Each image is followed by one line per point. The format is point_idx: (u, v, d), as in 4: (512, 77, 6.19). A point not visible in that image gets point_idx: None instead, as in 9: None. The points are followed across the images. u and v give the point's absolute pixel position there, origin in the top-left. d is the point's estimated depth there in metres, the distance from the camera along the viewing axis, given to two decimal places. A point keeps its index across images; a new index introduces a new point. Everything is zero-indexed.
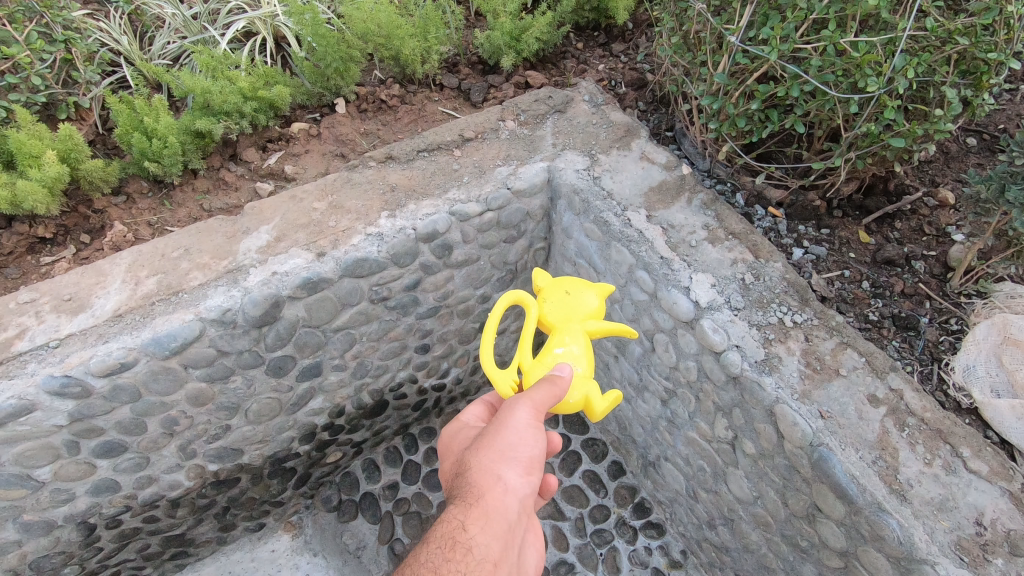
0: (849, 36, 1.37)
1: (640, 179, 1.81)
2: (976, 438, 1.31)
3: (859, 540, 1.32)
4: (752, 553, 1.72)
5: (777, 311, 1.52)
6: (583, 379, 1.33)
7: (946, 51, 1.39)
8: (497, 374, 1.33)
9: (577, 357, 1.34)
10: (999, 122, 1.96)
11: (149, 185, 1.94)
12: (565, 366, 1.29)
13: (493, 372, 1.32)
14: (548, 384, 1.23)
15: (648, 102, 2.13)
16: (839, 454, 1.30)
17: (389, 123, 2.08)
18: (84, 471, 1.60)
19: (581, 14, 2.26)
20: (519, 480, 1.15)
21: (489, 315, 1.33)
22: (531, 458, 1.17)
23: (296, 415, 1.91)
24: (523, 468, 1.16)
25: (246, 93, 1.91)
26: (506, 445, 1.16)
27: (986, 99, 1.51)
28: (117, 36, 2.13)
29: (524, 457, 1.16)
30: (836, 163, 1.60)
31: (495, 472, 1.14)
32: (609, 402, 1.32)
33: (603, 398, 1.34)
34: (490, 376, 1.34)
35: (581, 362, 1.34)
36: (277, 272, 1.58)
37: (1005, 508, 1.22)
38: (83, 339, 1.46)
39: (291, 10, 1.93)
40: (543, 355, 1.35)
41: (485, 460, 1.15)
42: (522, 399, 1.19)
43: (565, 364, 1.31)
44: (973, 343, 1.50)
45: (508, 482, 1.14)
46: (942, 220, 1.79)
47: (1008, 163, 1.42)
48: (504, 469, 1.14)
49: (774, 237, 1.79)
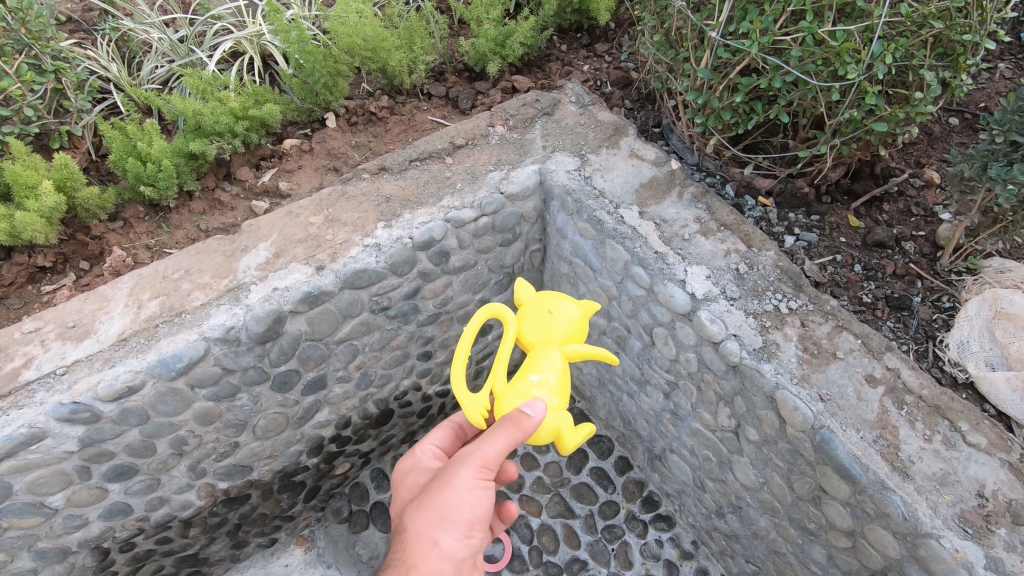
0: (826, 26, 1.40)
1: (630, 176, 1.84)
2: (973, 412, 1.34)
3: (865, 519, 1.34)
4: (761, 539, 1.74)
5: (772, 298, 1.54)
6: (556, 411, 1.32)
7: (922, 35, 1.42)
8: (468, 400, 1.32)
9: (545, 386, 1.32)
10: (979, 101, 1.99)
11: (145, 210, 1.96)
12: (537, 403, 1.26)
13: (464, 399, 1.32)
14: (513, 421, 1.23)
15: (634, 99, 2.16)
16: (840, 435, 1.32)
17: (380, 134, 2.11)
18: (96, 496, 1.61)
19: (563, 17, 2.30)
20: (456, 544, 1.26)
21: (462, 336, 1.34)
22: (468, 520, 1.27)
23: (303, 429, 1.93)
24: (460, 531, 1.26)
25: (237, 113, 1.93)
26: (440, 504, 1.26)
27: (964, 79, 1.55)
28: (106, 64, 2.15)
29: (460, 520, 1.26)
30: (822, 150, 1.62)
31: (433, 531, 1.25)
32: (580, 437, 1.36)
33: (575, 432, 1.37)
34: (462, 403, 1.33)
35: (555, 392, 1.32)
36: (277, 287, 1.60)
37: (1005, 478, 1.25)
38: (89, 365, 1.47)
39: (278, 28, 1.96)
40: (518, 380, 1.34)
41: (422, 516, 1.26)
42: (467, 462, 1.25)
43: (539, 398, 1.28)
44: (966, 319, 1.53)
45: (444, 546, 1.25)
46: (929, 200, 1.82)
47: (989, 142, 1.46)
48: (442, 529, 1.25)
49: (765, 226, 1.81)
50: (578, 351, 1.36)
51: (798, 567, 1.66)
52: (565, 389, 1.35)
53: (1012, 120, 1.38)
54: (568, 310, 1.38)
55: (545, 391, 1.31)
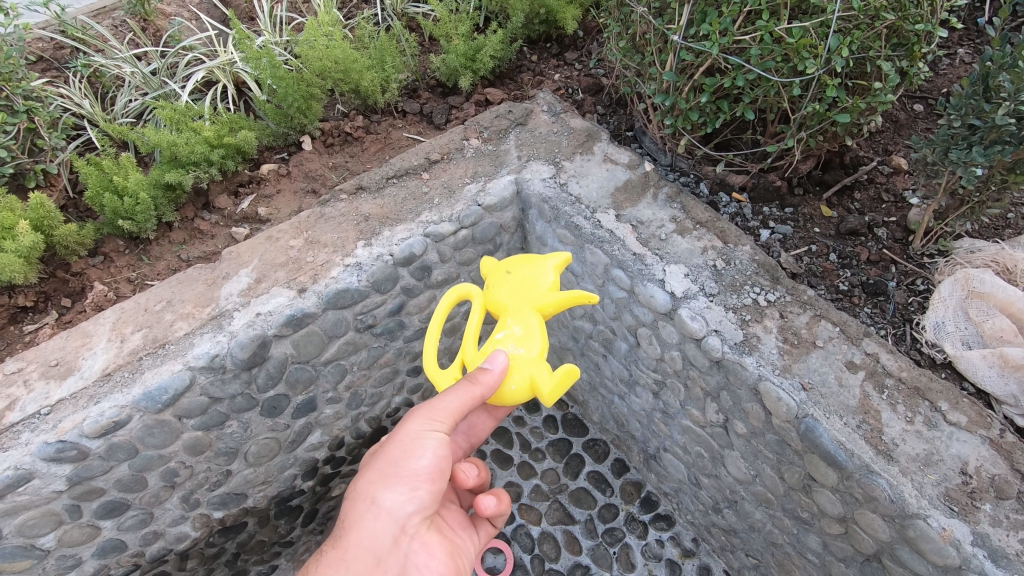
0: (783, 23, 1.43)
1: (605, 181, 1.86)
2: (952, 391, 1.36)
3: (855, 504, 1.36)
4: (759, 531, 1.75)
5: (751, 292, 1.57)
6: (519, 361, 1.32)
7: (876, 27, 1.45)
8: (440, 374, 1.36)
9: (517, 340, 1.33)
10: (941, 86, 2.04)
11: (125, 243, 1.96)
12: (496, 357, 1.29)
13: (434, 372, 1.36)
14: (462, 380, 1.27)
15: (606, 105, 2.19)
16: (824, 423, 1.34)
17: (356, 154, 2.13)
18: (89, 534, 1.60)
19: (532, 28, 2.33)
20: (400, 500, 1.28)
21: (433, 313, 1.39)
22: (414, 473, 1.29)
23: (296, 452, 1.93)
24: (404, 485, 1.28)
25: (213, 142, 1.94)
26: (389, 462, 1.29)
27: (920, 67, 1.59)
28: (78, 100, 2.16)
29: (406, 473, 1.29)
30: (789, 144, 1.65)
31: (375, 490, 1.28)
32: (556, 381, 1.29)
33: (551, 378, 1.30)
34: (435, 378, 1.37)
35: (521, 342, 1.33)
36: (260, 312, 1.60)
37: (987, 455, 1.27)
38: (74, 403, 1.47)
39: (248, 55, 1.98)
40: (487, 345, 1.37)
41: (371, 477, 1.29)
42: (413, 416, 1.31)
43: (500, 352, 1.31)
44: (940, 301, 1.55)
45: (382, 503, 1.27)
46: (899, 186, 1.86)
47: (948, 127, 1.49)
48: (384, 488, 1.27)
49: (740, 222, 1.84)
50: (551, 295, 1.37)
51: (796, 557, 1.67)
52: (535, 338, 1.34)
53: (967, 104, 1.41)
54: (545, 272, 1.41)
55: (511, 344, 1.33)
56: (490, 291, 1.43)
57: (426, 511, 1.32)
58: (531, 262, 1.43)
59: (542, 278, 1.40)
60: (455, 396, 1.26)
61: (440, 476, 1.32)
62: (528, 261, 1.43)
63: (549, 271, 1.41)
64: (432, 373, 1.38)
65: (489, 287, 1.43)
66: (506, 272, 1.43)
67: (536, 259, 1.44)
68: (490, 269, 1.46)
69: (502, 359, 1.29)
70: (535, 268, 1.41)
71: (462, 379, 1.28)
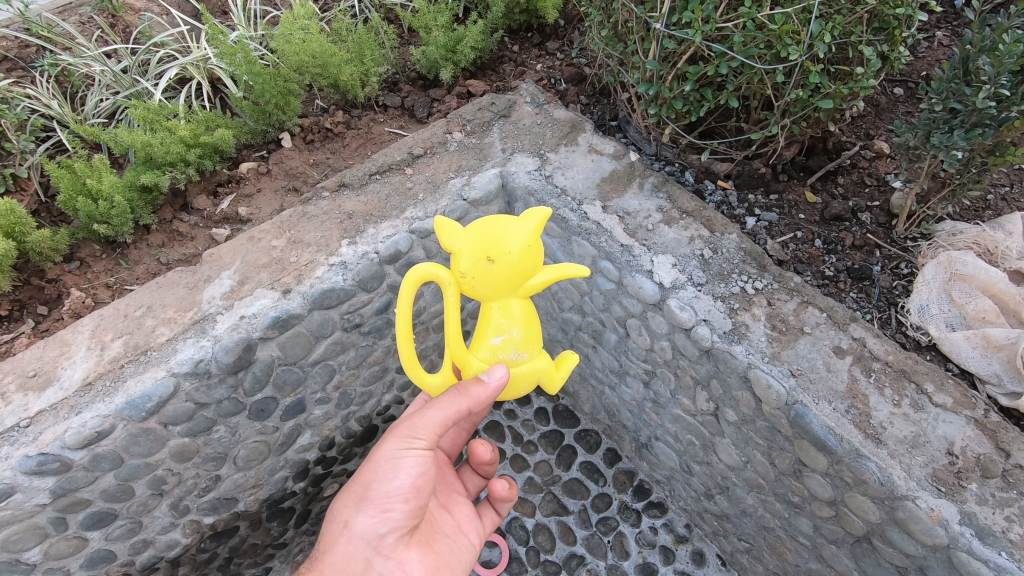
0: (765, 10, 1.41)
1: (591, 172, 1.84)
2: (937, 373, 1.38)
3: (845, 487, 1.37)
4: (750, 516, 1.77)
5: (738, 280, 1.57)
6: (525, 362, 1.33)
7: (858, 12, 1.44)
8: (430, 381, 1.34)
9: (517, 343, 1.32)
10: (920, 70, 2.06)
11: (102, 247, 1.91)
12: (497, 370, 1.28)
13: (425, 380, 1.33)
14: (455, 395, 1.29)
15: (589, 95, 2.17)
16: (814, 409, 1.35)
17: (337, 150, 2.09)
18: (76, 546, 1.58)
19: (512, 18, 2.30)
20: (371, 522, 1.33)
21: (398, 310, 1.26)
22: (388, 494, 1.34)
23: (286, 455, 1.91)
24: (376, 509, 1.34)
25: (189, 141, 1.89)
26: (365, 484, 1.36)
27: (901, 51, 1.60)
28: (47, 101, 2.09)
29: (379, 495, 1.34)
30: (773, 131, 1.65)
31: (349, 514, 1.35)
32: (564, 373, 1.42)
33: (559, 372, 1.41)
34: (423, 383, 1.35)
35: (523, 346, 1.32)
36: (244, 315, 1.57)
37: (973, 435, 1.29)
38: (54, 414, 1.43)
39: (223, 51, 1.92)
40: (480, 346, 1.32)
41: (347, 501, 1.37)
42: (387, 435, 1.39)
43: (500, 364, 1.29)
44: (924, 284, 1.57)
45: (355, 527, 1.34)
46: (881, 170, 1.88)
47: (928, 111, 1.50)
48: (357, 511, 1.34)
49: (726, 210, 1.84)
50: (541, 285, 1.30)
51: (788, 540, 1.69)
52: (532, 338, 1.34)
53: (948, 88, 1.41)
54: (531, 244, 1.24)
55: (513, 349, 1.32)
56: (463, 279, 1.25)
57: (400, 532, 1.37)
58: (509, 241, 1.21)
59: (531, 262, 1.25)
60: (436, 411, 1.32)
61: (415, 496, 1.37)
62: (504, 236, 1.22)
63: (533, 249, 1.24)
64: (417, 376, 1.35)
65: (460, 272, 1.24)
66: (486, 259, 1.22)
67: (515, 232, 1.22)
68: (460, 247, 1.23)
69: (504, 374, 1.28)
70: (518, 254, 1.21)
71: (451, 390, 1.30)
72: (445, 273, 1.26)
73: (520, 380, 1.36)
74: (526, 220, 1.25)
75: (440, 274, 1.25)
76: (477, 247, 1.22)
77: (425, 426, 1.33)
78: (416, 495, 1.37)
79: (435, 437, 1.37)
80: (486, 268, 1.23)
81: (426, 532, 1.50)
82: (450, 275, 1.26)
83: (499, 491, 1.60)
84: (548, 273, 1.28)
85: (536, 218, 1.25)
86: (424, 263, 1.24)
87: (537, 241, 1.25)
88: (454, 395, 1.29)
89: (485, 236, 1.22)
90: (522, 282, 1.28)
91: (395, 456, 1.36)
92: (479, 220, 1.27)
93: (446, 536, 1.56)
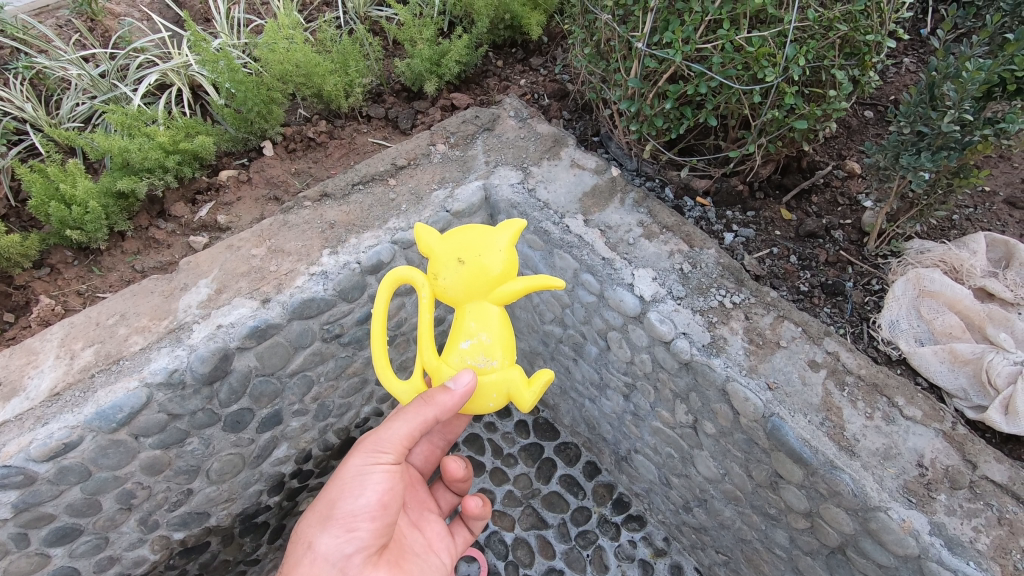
0: (743, 33, 1.46)
1: (573, 186, 1.87)
2: (907, 387, 1.42)
3: (820, 499, 1.39)
4: (728, 528, 1.79)
5: (717, 294, 1.60)
6: (494, 372, 1.30)
7: (830, 37, 1.50)
8: (397, 386, 1.32)
9: (487, 350, 1.30)
10: (889, 94, 2.14)
11: (74, 254, 1.87)
12: (463, 376, 1.25)
13: (391, 384, 1.32)
14: (421, 404, 1.28)
15: (572, 110, 2.21)
16: (790, 421, 1.37)
17: (320, 159, 2.08)
18: (37, 563, 1.52)
19: (496, 34, 2.34)
20: (336, 542, 1.30)
21: (373, 311, 1.29)
22: (354, 512, 1.33)
23: (260, 468, 1.87)
24: (341, 527, 1.32)
25: (168, 148, 1.86)
26: (330, 502, 1.35)
27: (871, 76, 1.66)
28: (20, 103, 2.05)
29: (345, 514, 1.33)
30: (750, 150, 1.69)
31: (314, 534, 1.33)
32: (536, 391, 1.33)
33: (529, 389, 1.33)
34: (392, 390, 1.34)
35: (492, 352, 1.30)
36: (221, 324, 1.55)
37: (941, 447, 1.33)
38: (19, 425, 1.38)
39: (205, 58, 1.91)
40: (449, 354, 1.32)
41: (312, 521, 1.35)
42: (353, 453, 1.40)
43: (467, 369, 1.27)
44: (895, 300, 1.62)
45: (319, 547, 1.31)
46: (853, 189, 1.94)
47: (898, 133, 1.55)
48: (322, 531, 1.32)
49: (705, 225, 1.88)
50: (513, 293, 1.29)
51: (764, 552, 1.71)
52: (503, 345, 1.32)
53: (915, 112, 1.47)
54: (503, 250, 1.27)
55: (481, 355, 1.30)
56: (436, 281, 1.28)
57: (368, 551, 1.34)
58: (483, 247, 1.26)
59: (505, 269, 1.28)
60: (402, 423, 1.33)
61: (383, 513, 1.37)
62: (479, 242, 1.26)
63: (506, 256, 1.27)
64: (387, 382, 1.35)
65: (434, 274, 1.28)
66: (458, 260, 1.25)
67: (489, 240, 1.27)
68: (435, 249, 1.28)
69: (470, 379, 1.25)
70: (491, 259, 1.25)
71: (417, 399, 1.30)
72: (420, 275, 1.29)
73: (488, 390, 1.31)
74: (504, 229, 1.29)
75: (416, 277, 1.29)
76: (451, 250, 1.26)
77: (394, 439, 1.35)
78: (383, 510, 1.36)
79: (401, 451, 1.39)
80: (459, 271, 1.25)
81: (396, 551, 1.47)
82: (426, 279, 1.30)
83: (470, 506, 1.59)
84: (521, 281, 1.28)
85: (512, 228, 1.30)
86: (402, 265, 1.29)
87: (512, 250, 1.29)
88: (421, 406, 1.28)
89: (461, 242, 1.27)
90: (494, 287, 1.29)
91: (361, 472, 1.36)
92: (461, 228, 1.33)
93: (416, 555, 1.54)
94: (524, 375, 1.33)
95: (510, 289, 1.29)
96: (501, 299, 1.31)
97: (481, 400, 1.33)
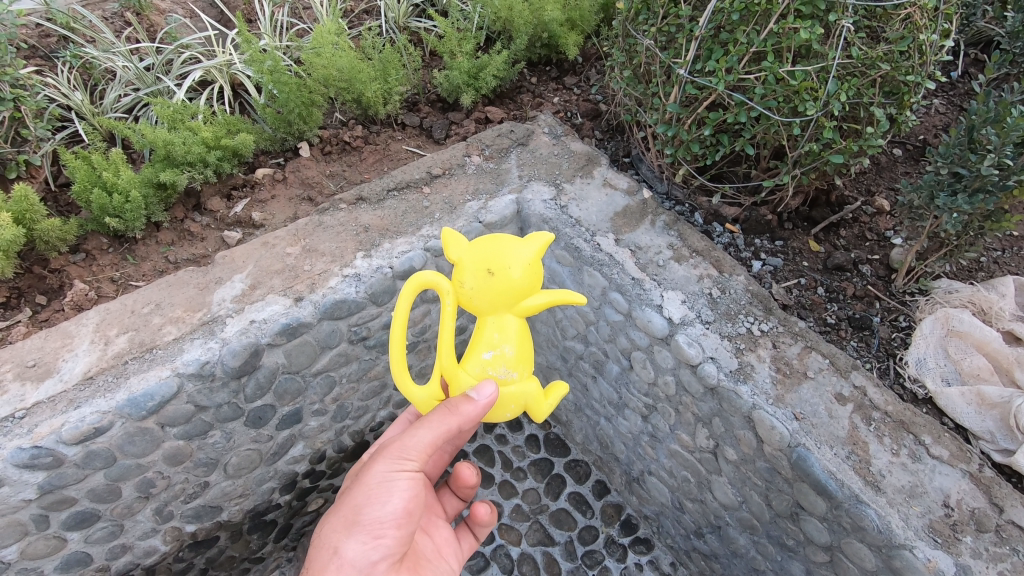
0: (786, 66, 1.48)
1: (605, 205, 1.88)
2: (935, 426, 1.42)
3: (842, 533, 1.39)
4: (741, 557, 1.78)
5: (745, 321, 1.61)
6: (513, 382, 1.34)
7: (871, 75, 1.52)
8: (416, 392, 1.33)
9: (510, 361, 1.32)
10: (920, 134, 2.16)
11: (109, 241, 1.90)
12: (486, 387, 1.26)
13: (410, 388, 1.32)
14: (445, 413, 1.28)
15: (604, 130, 2.23)
16: (816, 453, 1.37)
17: (353, 164, 2.11)
18: (53, 547, 1.52)
19: (533, 51, 2.38)
20: (363, 548, 1.28)
21: (394, 315, 1.26)
22: (380, 519, 1.32)
23: (276, 465, 1.88)
24: (367, 534, 1.30)
25: (210, 143, 1.91)
26: (355, 508, 1.33)
27: (908, 115, 1.68)
28: (67, 91, 2.09)
29: (371, 520, 1.31)
30: (784, 181, 1.71)
31: (338, 539, 1.30)
32: (551, 403, 1.40)
33: (545, 400, 1.40)
34: (410, 394, 1.34)
35: (513, 365, 1.33)
36: (254, 320, 1.56)
37: (967, 488, 1.32)
38: (51, 407, 1.39)
39: (251, 59, 1.95)
40: (470, 362, 1.32)
41: (335, 526, 1.32)
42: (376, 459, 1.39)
43: (489, 380, 1.28)
44: (922, 338, 1.63)
45: (346, 553, 1.28)
46: (881, 226, 1.95)
47: (933, 173, 1.57)
48: (347, 536, 1.29)
49: (733, 252, 1.89)
50: (536, 306, 1.32)
51: None
52: (522, 357, 1.34)
53: (953, 153, 1.49)
54: (532, 262, 1.27)
55: (502, 366, 1.32)
56: (461, 288, 1.28)
57: (392, 559, 1.33)
58: (512, 260, 1.25)
59: (531, 282, 1.29)
60: (427, 431, 1.33)
61: (407, 520, 1.36)
62: (507, 253, 1.25)
63: (534, 270, 1.28)
64: (403, 386, 1.33)
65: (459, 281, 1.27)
66: (487, 271, 1.25)
67: (516, 253, 1.26)
68: (464, 258, 1.27)
69: (493, 391, 1.27)
70: (519, 272, 1.25)
71: (440, 409, 1.29)
72: (446, 281, 1.27)
73: (507, 401, 1.34)
74: (533, 242, 1.29)
75: (442, 282, 1.27)
76: (479, 260, 1.25)
77: (420, 445, 1.34)
78: (407, 518, 1.36)
79: (425, 459, 1.39)
80: (490, 282, 1.25)
81: (412, 559, 1.47)
82: (452, 285, 1.28)
83: (483, 511, 1.61)
84: (545, 296, 1.31)
85: (539, 241, 1.29)
86: (427, 270, 1.26)
87: (539, 262, 1.29)
88: (448, 415, 1.28)
89: (489, 252, 1.26)
90: (518, 300, 1.31)
91: (387, 478, 1.36)
92: (487, 235, 1.32)
93: (428, 561, 1.55)
94: (541, 386, 1.38)
95: (534, 303, 1.31)
96: (525, 310, 1.32)
97: (501, 409, 1.36)
